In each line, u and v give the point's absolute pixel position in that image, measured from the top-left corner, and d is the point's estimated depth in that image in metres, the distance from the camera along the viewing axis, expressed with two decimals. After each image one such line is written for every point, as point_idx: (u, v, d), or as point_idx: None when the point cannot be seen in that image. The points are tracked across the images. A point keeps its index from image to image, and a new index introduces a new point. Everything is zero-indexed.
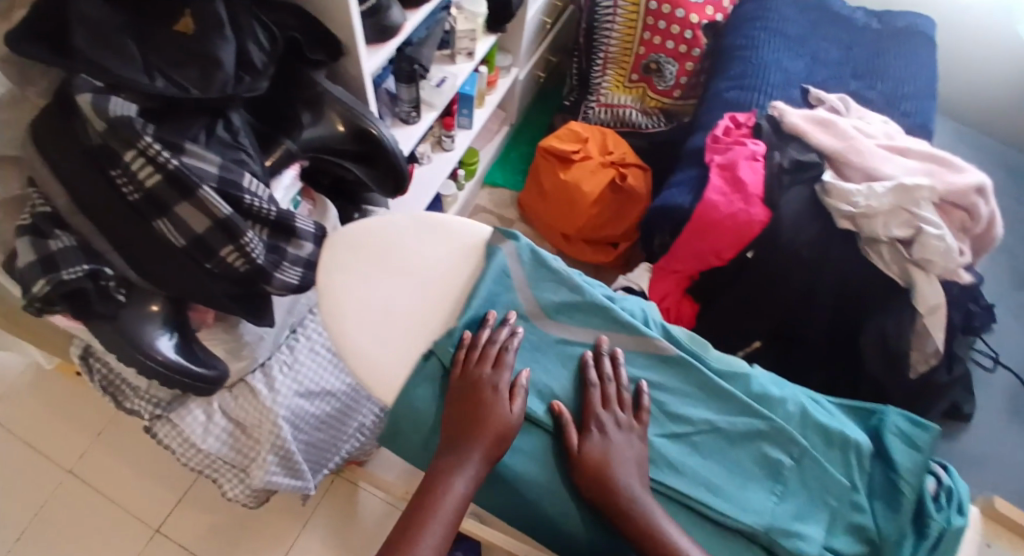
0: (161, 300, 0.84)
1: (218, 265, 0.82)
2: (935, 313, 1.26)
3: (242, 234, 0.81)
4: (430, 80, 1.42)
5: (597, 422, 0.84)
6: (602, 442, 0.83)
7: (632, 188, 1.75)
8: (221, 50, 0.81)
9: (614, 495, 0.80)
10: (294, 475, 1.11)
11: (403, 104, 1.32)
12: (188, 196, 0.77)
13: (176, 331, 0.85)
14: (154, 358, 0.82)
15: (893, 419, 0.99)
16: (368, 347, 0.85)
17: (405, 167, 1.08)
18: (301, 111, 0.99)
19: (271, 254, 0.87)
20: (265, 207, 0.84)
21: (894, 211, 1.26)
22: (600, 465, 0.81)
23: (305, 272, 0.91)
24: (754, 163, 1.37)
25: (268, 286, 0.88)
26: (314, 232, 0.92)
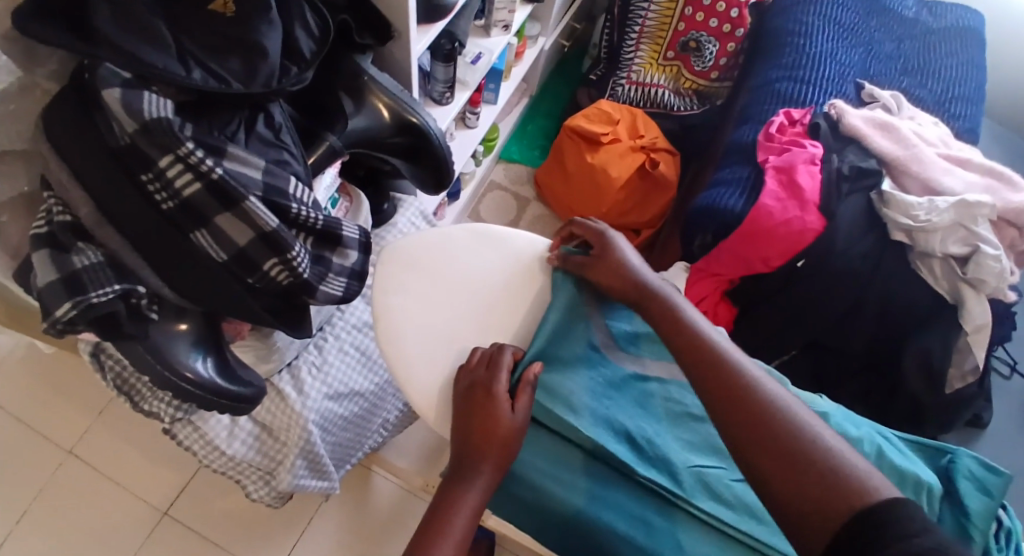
0: (192, 318, 0.75)
1: (260, 280, 0.73)
2: (980, 332, 1.20)
3: (289, 248, 0.70)
4: (463, 55, 1.30)
5: (600, 233, 0.93)
6: (613, 251, 0.91)
7: (662, 176, 1.67)
8: (267, 37, 0.71)
9: (620, 279, 0.88)
10: (320, 477, 1.04)
11: (437, 83, 1.20)
12: (231, 206, 0.67)
13: (209, 347, 0.76)
14: (189, 379, 0.73)
15: (965, 462, 0.94)
16: (420, 369, 0.87)
17: (450, 162, 0.98)
18: (342, 97, 0.88)
19: (316, 266, 0.77)
20: (312, 215, 0.74)
21: (953, 226, 1.19)
22: (611, 265, 0.90)
23: (349, 282, 0.82)
24: (812, 168, 1.30)
25: (311, 300, 0.78)
26: (358, 238, 0.82)
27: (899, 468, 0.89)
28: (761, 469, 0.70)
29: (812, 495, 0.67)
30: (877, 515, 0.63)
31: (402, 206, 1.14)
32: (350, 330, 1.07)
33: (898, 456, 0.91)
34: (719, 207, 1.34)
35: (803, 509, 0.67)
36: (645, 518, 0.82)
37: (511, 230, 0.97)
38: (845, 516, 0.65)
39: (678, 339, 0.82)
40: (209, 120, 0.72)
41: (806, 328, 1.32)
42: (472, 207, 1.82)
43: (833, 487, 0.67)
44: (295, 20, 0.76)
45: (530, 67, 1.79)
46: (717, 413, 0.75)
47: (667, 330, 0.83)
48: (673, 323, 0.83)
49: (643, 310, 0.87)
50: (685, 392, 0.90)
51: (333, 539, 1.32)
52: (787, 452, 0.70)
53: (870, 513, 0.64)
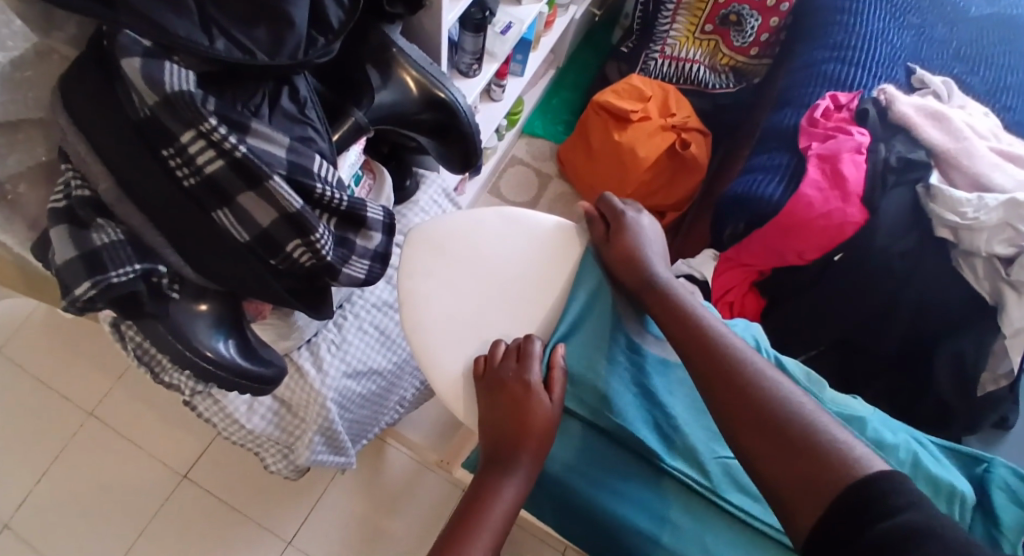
0: (211, 298, 0.71)
1: (283, 262, 0.69)
2: (1019, 336, 1.14)
3: (313, 230, 0.66)
4: (493, 25, 1.23)
5: (618, 211, 0.91)
6: (629, 230, 0.89)
7: (692, 157, 1.61)
8: (295, 7, 0.65)
9: (626, 264, 0.86)
10: (338, 452, 1.02)
11: (465, 55, 1.15)
12: (254, 186, 0.63)
13: (229, 326, 0.73)
14: (209, 358, 0.70)
15: (1000, 473, 0.90)
16: (446, 357, 0.83)
17: (478, 142, 0.94)
18: (369, 70, 0.84)
19: (339, 248, 0.74)
20: (336, 197, 0.70)
21: (1000, 225, 1.14)
22: (623, 244, 0.88)
23: (372, 265, 0.79)
24: (857, 156, 1.25)
25: (334, 282, 0.75)
26: (383, 219, 0.78)
27: (932, 476, 0.85)
28: (759, 462, 0.68)
29: (803, 470, 0.66)
30: (866, 493, 0.61)
31: (425, 182, 1.10)
32: (370, 309, 1.04)
33: (938, 467, 0.87)
34: (757, 195, 1.30)
35: (799, 495, 0.65)
36: (671, 518, 0.79)
37: (543, 215, 0.92)
38: (836, 487, 0.63)
39: (674, 327, 0.80)
40: (233, 92, 0.68)
41: (838, 322, 1.27)
42: (494, 182, 1.77)
43: (814, 453, 0.66)
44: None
45: (560, 37, 1.73)
46: (710, 400, 0.74)
47: (665, 317, 0.82)
48: (674, 313, 0.81)
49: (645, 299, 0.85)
50: None
51: (344, 511, 1.30)
52: (772, 425, 0.69)
53: (861, 483, 0.62)
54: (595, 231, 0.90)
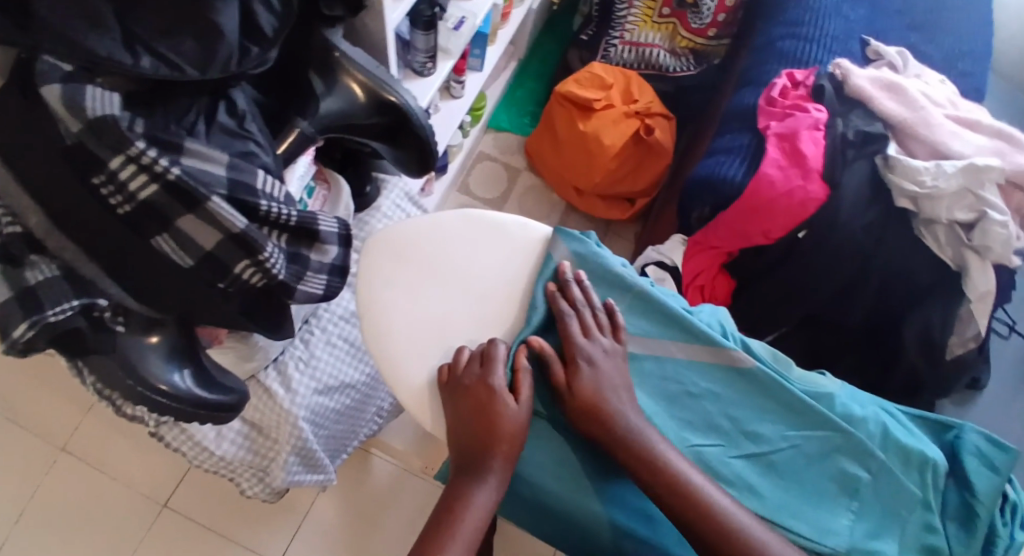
0: (164, 329, 0.72)
1: (233, 283, 0.68)
2: (984, 301, 1.17)
3: (261, 249, 0.65)
4: (446, 21, 1.21)
5: (583, 352, 0.80)
6: (589, 375, 0.79)
7: (657, 142, 1.61)
8: (223, 13, 0.64)
9: (589, 418, 0.78)
10: (315, 471, 1.01)
11: (418, 53, 1.13)
12: (193, 208, 0.62)
13: (184, 356, 0.73)
14: (163, 392, 0.70)
15: (971, 438, 0.90)
16: (412, 369, 0.83)
17: (433, 144, 0.92)
18: (312, 78, 0.83)
19: (293, 265, 0.73)
20: (284, 213, 0.68)
21: (960, 192, 1.16)
22: (590, 400, 0.78)
23: (331, 278, 0.78)
24: (816, 133, 1.26)
25: (291, 299, 0.74)
26: (338, 231, 0.78)
27: (904, 447, 0.85)
28: None
29: None
30: None
31: (386, 187, 1.09)
32: (337, 321, 1.03)
33: (902, 431, 0.87)
34: (718, 177, 1.30)
35: None
36: (646, 511, 0.81)
37: (504, 215, 0.91)
38: None
39: (670, 499, 0.75)
40: (166, 109, 0.68)
41: (805, 300, 1.29)
42: (461, 179, 1.76)
43: None
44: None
45: (518, 28, 1.72)
46: None
47: (655, 483, 0.76)
48: (653, 471, 0.76)
49: (613, 448, 0.78)
50: (682, 369, 0.85)
51: (331, 524, 1.30)
52: None
53: None
54: (554, 376, 0.80)
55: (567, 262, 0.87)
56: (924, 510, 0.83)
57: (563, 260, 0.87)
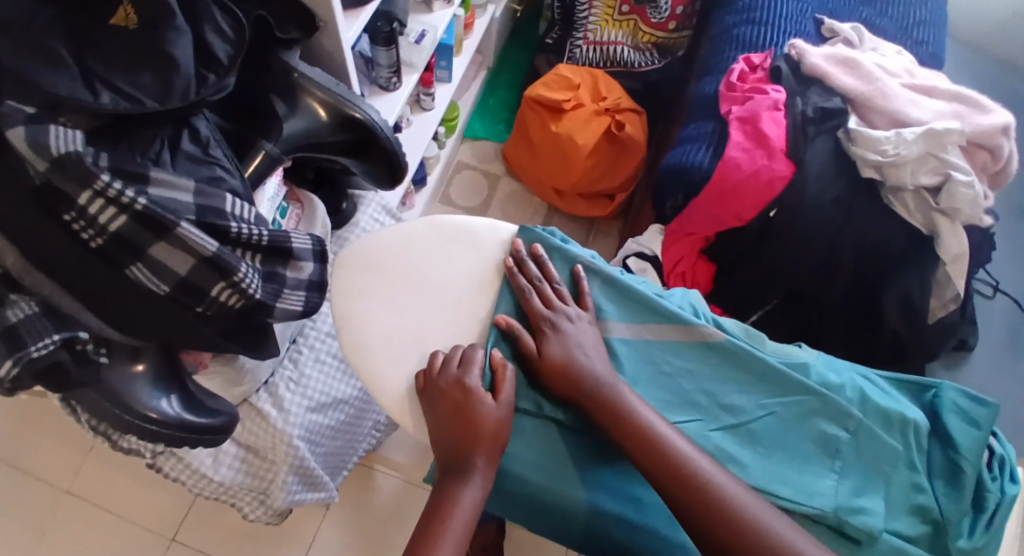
0: (148, 355, 0.76)
1: (211, 306, 0.72)
2: (959, 261, 1.21)
3: (235, 270, 0.70)
4: (407, 36, 1.24)
5: (548, 322, 0.85)
6: (555, 340, 0.84)
7: (629, 137, 1.65)
8: (176, 44, 0.69)
9: (560, 378, 0.82)
10: (316, 488, 1.03)
11: (382, 68, 1.15)
12: (163, 235, 0.65)
13: (169, 383, 0.78)
14: (153, 419, 0.74)
15: (950, 396, 0.91)
16: (392, 373, 0.85)
17: (401, 156, 0.96)
18: (274, 101, 0.86)
19: (270, 284, 0.76)
20: (255, 232, 0.72)
21: (922, 157, 1.19)
22: (560, 365, 0.82)
23: (309, 294, 0.81)
24: (775, 114, 1.29)
25: (271, 318, 0.77)
26: (312, 247, 0.81)
27: (884, 410, 0.88)
28: None
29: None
30: None
31: (363, 203, 1.11)
32: (324, 338, 1.06)
33: (881, 395, 0.90)
34: (687, 164, 1.34)
35: None
36: (635, 496, 0.83)
37: (473, 218, 0.93)
38: None
39: (640, 453, 0.78)
40: (131, 143, 0.70)
41: (785, 276, 1.32)
42: (442, 190, 1.78)
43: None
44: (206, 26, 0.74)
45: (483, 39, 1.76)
46: (697, 528, 0.75)
47: (624, 436, 0.79)
48: (619, 421, 0.80)
49: (584, 405, 0.82)
50: (665, 351, 0.88)
51: (342, 544, 1.32)
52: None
53: None
54: (523, 346, 0.84)
55: (522, 239, 0.91)
56: (909, 471, 0.86)
57: (516, 239, 0.91)
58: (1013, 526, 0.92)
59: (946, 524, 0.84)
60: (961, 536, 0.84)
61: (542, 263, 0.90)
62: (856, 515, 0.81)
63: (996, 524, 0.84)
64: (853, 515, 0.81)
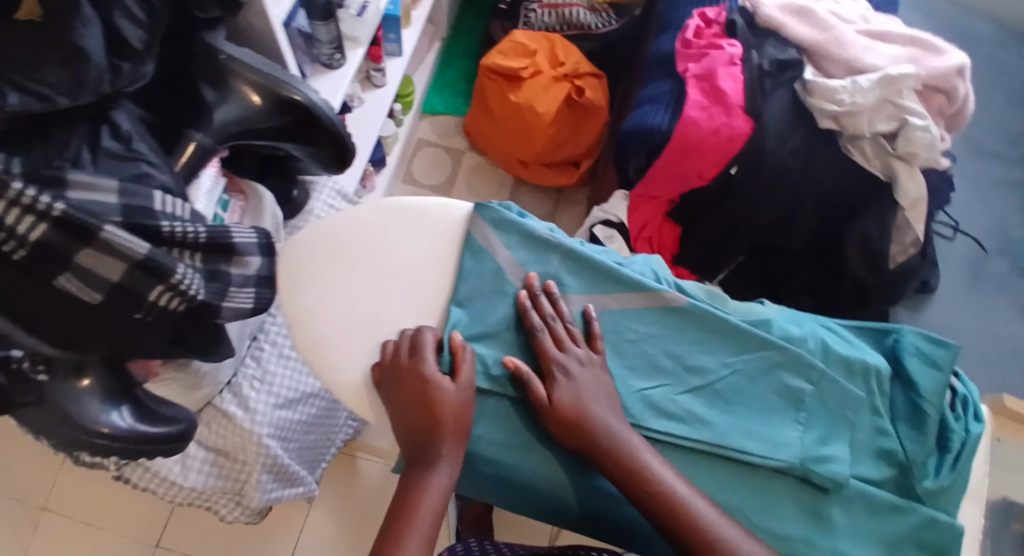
0: (94, 368, 0.78)
1: (150, 312, 0.71)
2: (917, 206, 1.22)
3: (172, 272, 0.69)
4: (347, 8, 1.19)
5: (558, 365, 0.81)
6: (565, 385, 0.80)
7: (590, 102, 1.64)
8: (86, 37, 0.68)
9: (570, 429, 0.78)
10: (293, 484, 1.03)
11: (322, 45, 1.13)
12: (89, 241, 0.64)
13: (120, 396, 0.80)
14: (106, 434, 0.77)
15: (910, 340, 0.93)
16: (345, 365, 0.83)
17: (346, 136, 0.93)
18: (202, 87, 0.85)
19: (213, 283, 0.78)
20: (190, 230, 0.73)
21: (879, 104, 1.20)
22: (569, 409, 0.78)
23: (258, 289, 0.84)
24: (732, 69, 1.28)
25: (220, 318, 0.79)
26: (256, 240, 0.83)
27: (846, 359, 0.89)
28: None
29: None
30: None
31: (316, 189, 1.12)
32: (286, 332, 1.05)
33: (843, 344, 0.91)
34: (646, 126, 1.33)
35: None
36: None
37: (425, 198, 0.91)
38: None
39: (645, 498, 0.76)
40: (49, 143, 0.71)
41: (751, 233, 1.34)
42: (404, 169, 1.76)
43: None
44: (116, 10, 0.71)
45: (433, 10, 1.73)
46: None
47: (632, 485, 0.76)
48: (628, 471, 0.77)
49: (594, 456, 0.78)
50: (637, 320, 0.88)
51: (330, 530, 1.33)
52: None
53: None
54: (533, 394, 0.79)
55: (534, 273, 0.87)
56: (873, 416, 0.88)
57: (529, 273, 0.87)
58: (983, 462, 0.94)
59: (911, 466, 0.87)
60: (927, 476, 0.87)
61: (555, 297, 0.86)
62: (823, 463, 0.83)
63: (961, 462, 0.87)
64: (819, 463, 0.83)
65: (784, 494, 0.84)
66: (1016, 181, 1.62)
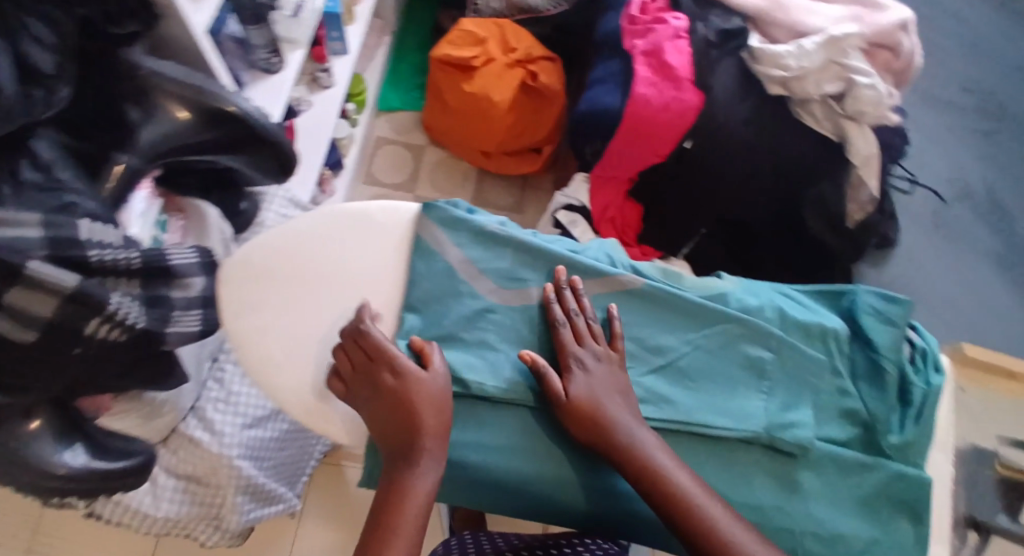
0: (41, 410, 0.77)
1: (89, 344, 0.71)
2: (869, 163, 1.24)
3: (106, 304, 0.70)
4: (281, 9, 1.17)
5: (574, 359, 0.82)
6: (581, 382, 0.80)
7: (545, 86, 1.63)
8: None
9: (585, 426, 0.78)
10: (271, 503, 1.07)
11: (258, 50, 1.11)
12: (14, 280, 0.64)
13: (72, 434, 0.80)
14: (65, 473, 0.78)
15: (865, 299, 0.94)
16: (297, 386, 0.82)
17: (284, 141, 0.94)
18: (126, 107, 0.83)
19: (156, 309, 0.78)
20: (123, 257, 0.73)
21: (824, 66, 1.21)
22: (586, 405, 0.79)
23: (204, 310, 0.84)
24: (678, 42, 1.29)
25: (166, 343, 0.81)
26: (194, 259, 0.83)
27: (803, 324, 0.91)
28: None
29: None
30: None
31: (267, 200, 1.18)
32: None
33: (800, 310, 0.93)
34: (597, 106, 1.33)
35: None
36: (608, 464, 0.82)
37: (369, 203, 0.89)
38: None
39: (655, 493, 0.76)
40: None
41: (712, 205, 1.35)
42: (365, 170, 1.75)
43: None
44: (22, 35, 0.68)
45: None
46: None
47: (644, 482, 0.76)
48: (638, 468, 0.77)
49: (607, 452, 0.78)
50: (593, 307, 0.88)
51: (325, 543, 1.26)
52: None
53: None
54: (550, 388, 0.80)
55: (563, 266, 0.88)
56: (833, 377, 0.90)
57: (557, 265, 0.88)
58: (948, 413, 0.96)
59: (875, 423, 0.89)
60: (892, 432, 0.89)
61: (580, 293, 0.86)
62: (787, 429, 0.85)
63: (925, 414, 0.89)
64: (784, 430, 0.85)
65: (753, 463, 0.85)
66: (961, 127, 1.67)
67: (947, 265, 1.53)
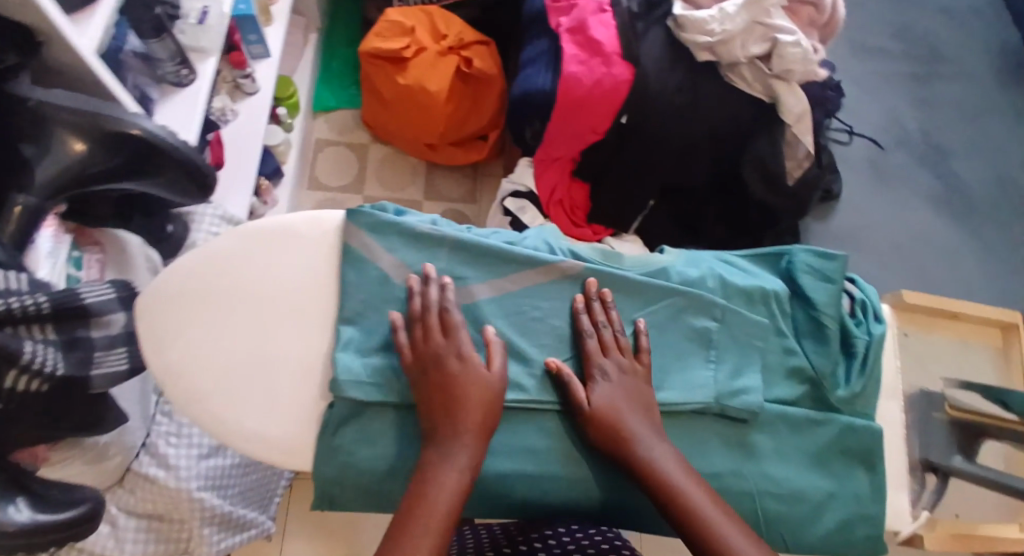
0: None
1: (11, 396, 0.72)
2: (802, 120, 1.26)
3: (20, 353, 0.71)
4: (186, 18, 1.13)
5: (597, 367, 0.84)
6: (607, 388, 0.82)
7: (481, 71, 1.62)
8: None
9: (612, 430, 0.80)
10: (238, 529, 1.09)
11: (164, 64, 1.08)
12: None
13: (12, 491, 0.76)
14: (11, 530, 0.73)
15: (801, 258, 0.95)
16: (231, 412, 0.81)
17: (195, 162, 0.89)
18: (20, 145, 0.82)
19: (78, 352, 0.78)
20: (31, 303, 0.74)
21: (748, 27, 1.21)
22: (608, 414, 0.81)
23: (129, 348, 0.83)
24: (602, 16, 1.28)
25: (93, 386, 0.80)
26: (113, 293, 0.83)
27: (745, 289, 0.92)
28: None
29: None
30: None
31: (196, 218, 1.13)
32: None
33: (740, 275, 0.94)
34: (530, 88, 1.33)
35: None
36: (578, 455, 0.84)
37: (289, 216, 0.87)
38: None
39: (662, 496, 0.77)
40: None
41: (656, 177, 1.36)
42: (308, 174, 1.73)
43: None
44: None
45: None
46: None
47: (658, 490, 0.78)
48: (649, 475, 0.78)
49: (623, 457, 0.79)
50: (537, 296, 0.88)
51: None
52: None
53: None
54: (574, 394, 0.82)
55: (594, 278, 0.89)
56: (778, 337, 0.92)
57: (591, 277, 0.89)
58: (892, 359, 0.98)
59: (821, 378, 0.91)
60: (838, 385, 0.91)
61: (613, 307, 0.88)
62: (737, 396, 0.86)
63: (869, 363, 0.92)
64: (734, 397, 0.86)
65: (708, 432, 0.87)
66: (889, 73, 1.69)
67: (890, 210, 1.56)
